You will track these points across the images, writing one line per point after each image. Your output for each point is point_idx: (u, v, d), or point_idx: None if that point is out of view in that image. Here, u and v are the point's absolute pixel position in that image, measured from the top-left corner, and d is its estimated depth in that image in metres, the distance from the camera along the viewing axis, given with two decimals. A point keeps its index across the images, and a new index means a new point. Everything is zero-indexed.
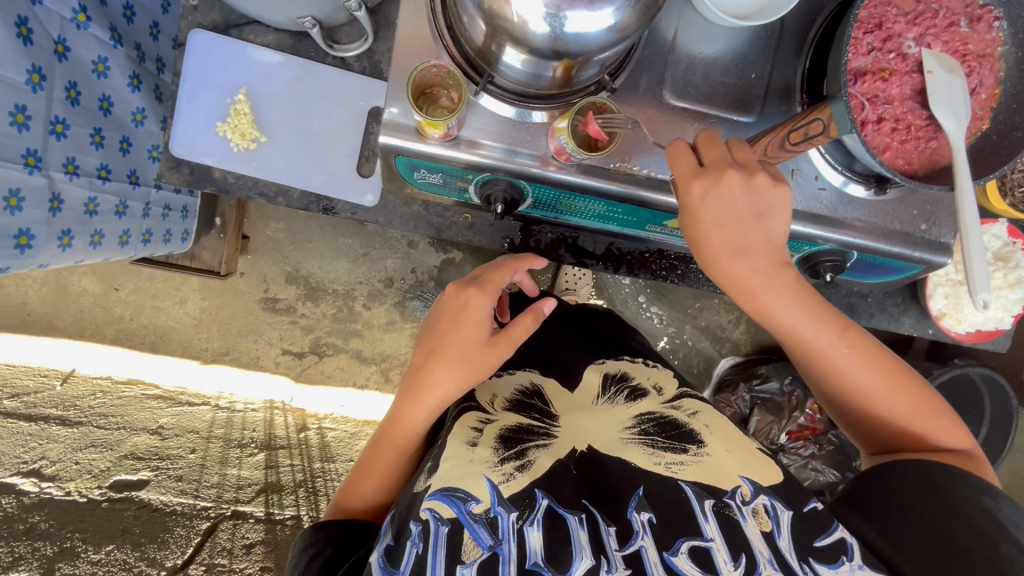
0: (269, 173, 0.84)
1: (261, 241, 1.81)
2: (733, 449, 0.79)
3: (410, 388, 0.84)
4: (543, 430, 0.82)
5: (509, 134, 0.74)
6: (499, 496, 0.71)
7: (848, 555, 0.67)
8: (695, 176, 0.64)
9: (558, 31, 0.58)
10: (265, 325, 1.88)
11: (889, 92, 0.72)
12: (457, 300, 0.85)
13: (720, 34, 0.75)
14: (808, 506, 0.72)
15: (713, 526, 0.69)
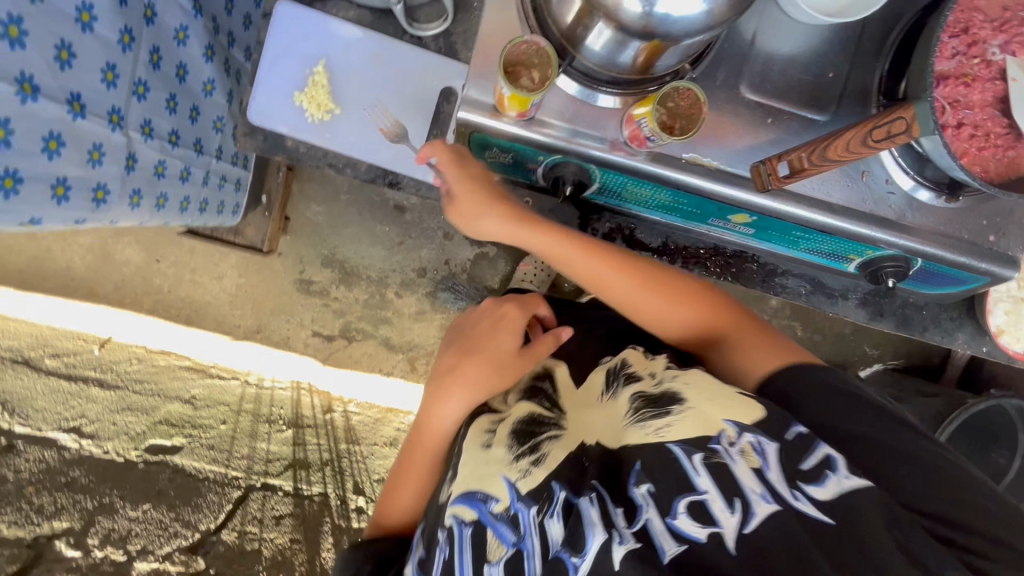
0: (340, 145, 0.85)
1: (301, 223, 1.83)
2: (716, 397, 0.70)
3: (437, 387, 0.86)
4: (553, 421, 0.81)
5: (583, 117, 0.75)
6: (518, 493, 0.71)
7: (832, 467, 0.60)
8: (451, 159, 0.77)
9: (649, 9, 0.59)
10: (298, 306, 1.91)
11: (970, 98, 0.72)
12: (493, 312, 0.93)
13: (800, 32, 0.75)
14: (792, 431, 0.64)
15: (706, 479, 0.62)
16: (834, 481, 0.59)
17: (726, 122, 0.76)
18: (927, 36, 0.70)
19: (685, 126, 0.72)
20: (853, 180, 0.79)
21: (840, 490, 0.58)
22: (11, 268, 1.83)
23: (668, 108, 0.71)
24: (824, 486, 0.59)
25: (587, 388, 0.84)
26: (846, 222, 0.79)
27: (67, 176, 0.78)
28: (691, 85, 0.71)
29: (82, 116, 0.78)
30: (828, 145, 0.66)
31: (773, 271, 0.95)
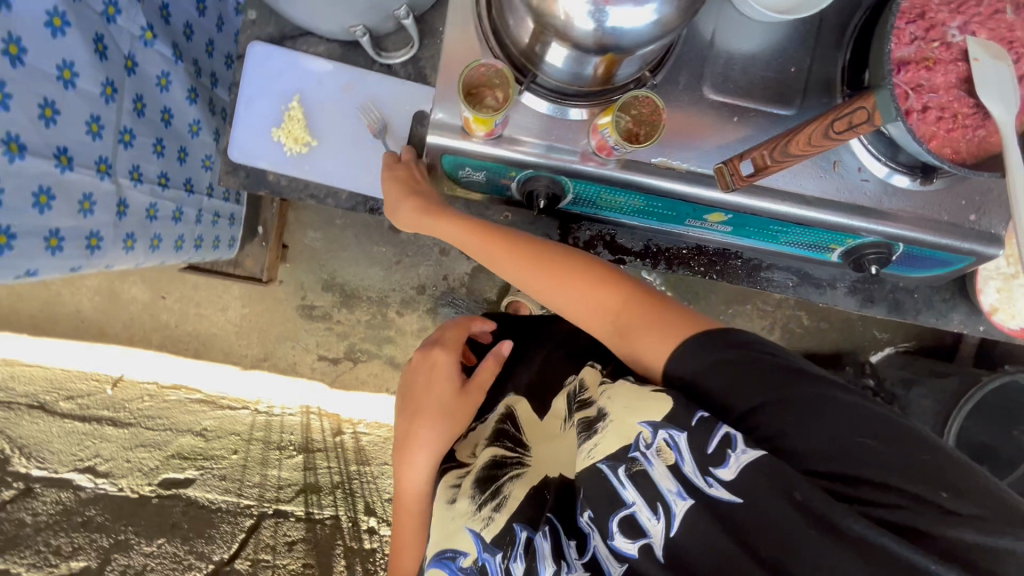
0: (320, 176, 0.87)
1: (299, 250, 1.86)
2: (634, 395, 0.64)
3: (399, 455, 0.91)
4: (516, 460, 0.81)
5: (551, 131, 0.76)
6: (483, 542, 0.73)
7: (732, 446, 0.56)
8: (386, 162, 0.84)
9: (601, 26, 0.60)
10: (302, 331, 1.94)
11: (933, 81, 0.72)
12: (425, 363, 0.97)
13: (758, 30, 0.76)
14: (696, 415, 0.58)
15: (632, 490, 0.60)
16: (736, 462, 0.55)
17: (693, 123, 0.76)
18: (883, 24, 0.71)
19: (649, 132, 0.74)
20: (825, 171, 0.79)
21: (742, 469, 0.54)
22: (24, 314, 1.89)
23: (632, 115, 0.74)
24: (728, 468, 0.55)
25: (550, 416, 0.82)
26: (821, 213, 0.79)
27: (60, 227, 0.81)
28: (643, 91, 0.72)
29: (70, 169, 0.81)
30: (789, 141, 0.67)
31: (758, 266, 0.95)
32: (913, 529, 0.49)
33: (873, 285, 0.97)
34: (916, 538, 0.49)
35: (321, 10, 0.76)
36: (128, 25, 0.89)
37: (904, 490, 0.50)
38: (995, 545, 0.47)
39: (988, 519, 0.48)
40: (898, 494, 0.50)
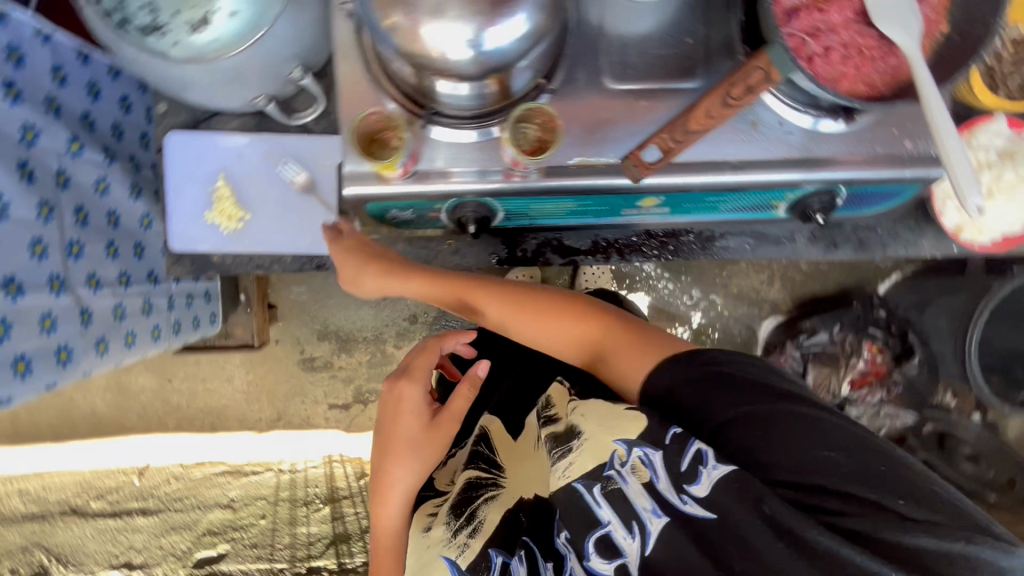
0: (260, 247, 0.89)
1: (287, 306, 1.89)
2: (607, 415, 0.68)
3: (375, 491, 0.90)
4: (493, 482, 0.82)
5: (466, 157, 0.76)
6: (458, 569, 0.74)
7: (703, 462, 0.59)
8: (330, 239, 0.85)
9: (478, 50, 0.61)
10: (309, 384, 1.96)
11: (830, 21, 0.71)
12: (392, 396, 0.92)
13: (646, 10, 0.75)
14: (668, 433, 0.61)
15: (608, 509, 0.62)
16: (705, 475, 0.59)
17: (602, 115, 0.75)
18: None
19: (553, 135, 0.75)
20: (746, 133, 0.78)
21: (713, 485, 0.58)
22: (43, 426, 1.93)
23: (534, 125, 0.75)
24: (700, 484, 0.58)
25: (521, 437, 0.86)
26: (752, 175, 0.78)
27: (26, 351, 0.84)
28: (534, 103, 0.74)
29: (23, 294, 0.84)
30: (690, 116, 0.69)
31: (711, 236, 0.94)
32: (875, 535, 0.53)
33: (834, 230, 0.94)
34: (879, 545, 0.53)
35: (220, 90, 0.78)
36: (51, 143, 0.91)
37: (862, 496, 0.56)
38: (948, 549, 0.52)
39: (939, 522, 0.54)
40: (857, 502, 0.55)
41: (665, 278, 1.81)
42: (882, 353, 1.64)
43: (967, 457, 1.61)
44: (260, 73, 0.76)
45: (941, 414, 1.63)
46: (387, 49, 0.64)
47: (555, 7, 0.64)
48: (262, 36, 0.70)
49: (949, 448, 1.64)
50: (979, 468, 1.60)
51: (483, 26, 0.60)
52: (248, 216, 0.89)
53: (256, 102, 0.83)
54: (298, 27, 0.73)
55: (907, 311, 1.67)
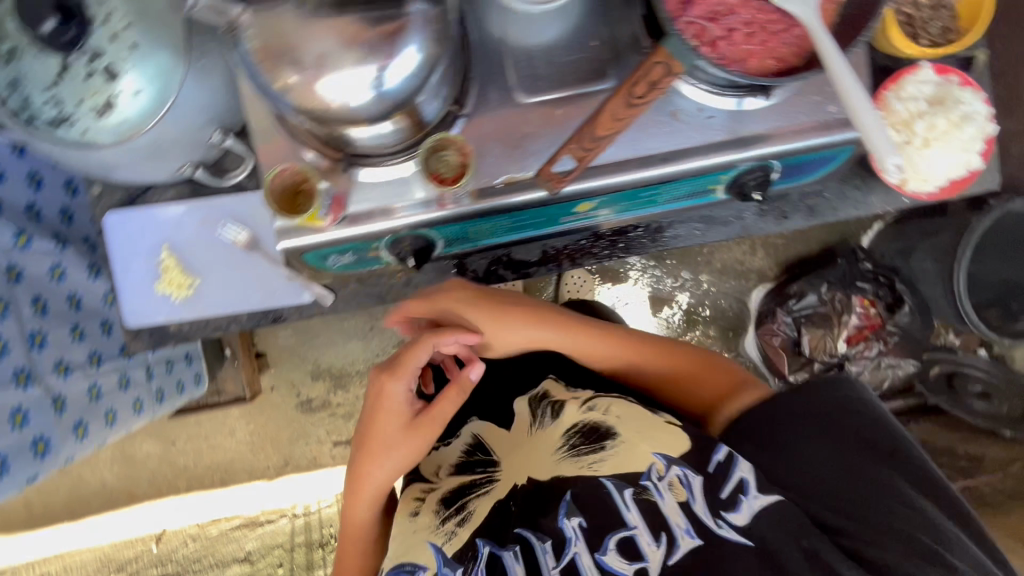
0: (214, 309, 0.89)
1: (277, 352, 1.91)
2: (645, 430, 0.82)
3: (350, 483, 0.89)
4: (486, 478, 0.86)
5: (391, 194, 0.76)
6: (444, 557, 0.78)
7: (743, 492, 0.75)
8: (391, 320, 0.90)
9: (381, 90, 0.60)
10: (310, 426, 1.95)
11: (728, 3, 0.70)
12: (374, 389, 0.86)
13: (547, 19, 0.75)
14: (711, 463, 0.77)
15: (634, 513, 0.74)
16: (744, 504, 0.74)
17: (519, 131, 0.75)
18: None
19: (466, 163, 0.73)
20: (669, 124, 0.77)
21: (752, 514, 0.73)
22: (57, 506, 1.93)
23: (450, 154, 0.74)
24: (739, 512, 0.73)
25: (517, 426, 0.91)
26: (679, 165, 0.77)
27: None
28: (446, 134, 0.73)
29: None
30: (595, 122, 0.70)
31: (659, 230, 0.95)
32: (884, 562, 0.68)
33: (780, 202, 0.94)
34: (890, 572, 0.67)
35: (142, 167, 0.79)
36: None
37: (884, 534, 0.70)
38: None
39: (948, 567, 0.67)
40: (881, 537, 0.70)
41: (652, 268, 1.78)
42: (875, 304, 1.58)
43: (977, 396, 1.52)
44: (179, 142, 0.76)
45: (946, 353, 1.54)
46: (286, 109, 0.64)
47: (447, 39, 0.64)
48: (168, 110, 0.71)
49: (958, 388, 1.56)
50: (994, 406, 1.50)
51: (378, 65, 0.58)
52: (198, 281, 0.89)
53: (182, 171, 0.83)
54: (204, 94, 0.73)
55: (893, 259, 1.60)
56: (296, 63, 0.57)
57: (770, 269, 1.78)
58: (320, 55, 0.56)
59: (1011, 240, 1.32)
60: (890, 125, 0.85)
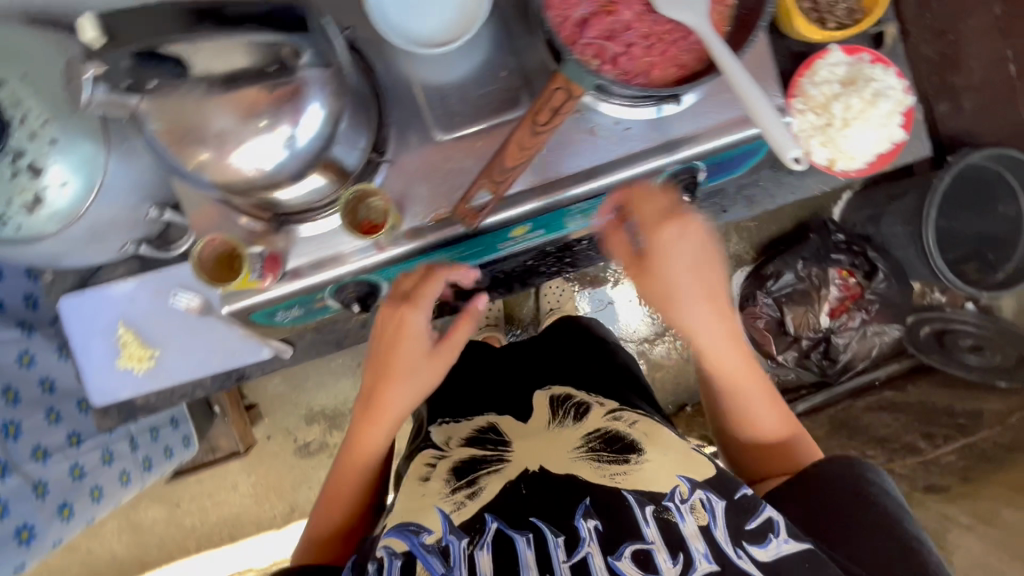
0: (174, 378, 0.92)
1: (268, 400, 1.91)
2: (670, 452, 0.76)
3: (364, 409, 0.82)
4: (497, 456, 0.80)
5: (325, 246, 0.77)
6: (450, 524, 0.72)
7: (774, 530, 0.69)
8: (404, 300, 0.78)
9: (293, 147, 0.62)
10: (312, 470, 1.94)
11: (623, 20, 0.72)
12: (392, 316, 0.79)
13: (454, 57, 0.77)
14: (739, 492, 0.71)
15: (654, 529, 0.68)
16: (773, 543, 0.68)
17: (444, 167, 0.77)
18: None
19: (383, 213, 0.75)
20: (589, 140, 0.79)
21: (778, 553, 0.67)
22: None
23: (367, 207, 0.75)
24: (765, 548, 0.68)
25: (534, 419, 0.86)
26: (605, 178, 0.79)
27: None
28: (365, 185, 0.74)
29: None
30: (504, 154, 0.71)
31: (603, 240, 0.98)
32: None
33: (719, 196, 0.96)
34: None
35: (86, 252, 0.81)
36: None
37: None
38: None
39: None
40: None
41: None
42: (854, 275, 1.53)
43: (970, 351, 1.44)
44: (115, 222, 0.79)
45: (934, 312, 1.48)
46: (205, 185, 0.65)
47: (351, 94, 0.66)
48: (96, 194, 0.74)
49: (949, 344, 1.49)
50: (988, 359, 1.42)
51: (287, 126, 0.60)
52: (158, 351, 0.91)
53: (126, 249, 0.86)
54: (130, 174, 0.76)
55: (865, 227, 1.54)
56: (204, 141, 0.58)
57: (748, 251, 1.72)
58: (221, 131, 0.58)
59: (969, 195, 1.32)
60: (807, 109, 0.87)
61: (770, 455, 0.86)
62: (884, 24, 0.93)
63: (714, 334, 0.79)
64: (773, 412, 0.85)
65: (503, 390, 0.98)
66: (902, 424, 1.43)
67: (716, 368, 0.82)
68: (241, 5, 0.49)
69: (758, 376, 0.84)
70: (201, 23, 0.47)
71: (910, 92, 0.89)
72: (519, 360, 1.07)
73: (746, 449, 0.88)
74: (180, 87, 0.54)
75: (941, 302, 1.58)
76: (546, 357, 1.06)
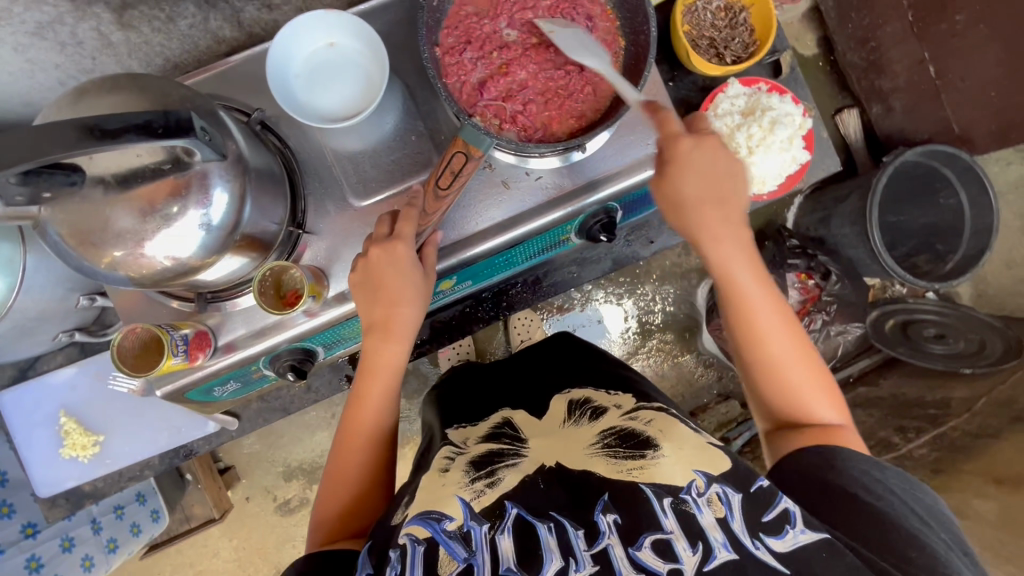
0: (120, 460, 1.00)
1: (245, 460, 1.70)
2: (690, 447, 0.64)
3: (369, 333, 0.75)
4: (512, 451, 0.69)
5: (251, 320, 0.78)
6: (471, 510, 0.61)
7: (791, 521, 0.57)
8: (382, 241, 0.71)
9: (209, 226, 0.63)
10: (293, 527, 1.72)
11: (518, 80, 0.77)
12: (384, 251, 0.70)
13: (363, 128, 0.81)
14: (755, 483, 0.60)
15: (672, 519, 0.57)
16: (790, 535, 0.56)
17: (363, 232, 0.80)
18: (443, 67, 0.76)
19: (298, 290, 0.76)
20: (501, 194, 0.82)
21: (797, 545, 0.55)
22: None
23: (291, 288, 0.76)
24: (782, 539, 0.56)
25: (550, 417, 0.76)
26: (523, 227, 0.81)
27: None
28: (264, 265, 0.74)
29: None
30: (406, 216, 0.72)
31: (536, 281, 1.09)
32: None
33: (643, 229, 1.07)
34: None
35: (18, 344, 0.87)
36: None
37: None
38: None
39: None
40: None
41: (631, 285, 1.56)
42: (812, 278, 1.38)
43: (933, 339, 1.43)
44: (50, 315, 0.86)
45: (897, 304, 1.46)
46: (118, 280, 0.65)
47: (255, 176, 0.69)
48: (18, 290, 0.80)
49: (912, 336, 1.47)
50: (952, 346, 1.41)
51: (197, 209, 0.62)
52: (102, 437, 1.00)
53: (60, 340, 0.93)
54: (51, 269, 0.82)
55: (818, 229, 1.43)
56: (108, 242, 0.60)
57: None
58: (122, 231, 0.60)
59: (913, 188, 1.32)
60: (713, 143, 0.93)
61: (805, 407, 0.70)
62: (778, 53, 0.99)
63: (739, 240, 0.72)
64: (806, 354, 0.72)
65: (504, 394, 0.89)
66: (877, 419, 1.35)
67: (742, 288, 0.71)
68: (124, 117, 0.53)
69: (783, 307, 0.72)
70: (86, 141, 0.50)
71: (804, 113, 0.94)
72: (516, 372, 0.97)
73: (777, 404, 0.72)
74: (79, 191, 0.57)
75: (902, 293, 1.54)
76: (542, 365, 0.96)
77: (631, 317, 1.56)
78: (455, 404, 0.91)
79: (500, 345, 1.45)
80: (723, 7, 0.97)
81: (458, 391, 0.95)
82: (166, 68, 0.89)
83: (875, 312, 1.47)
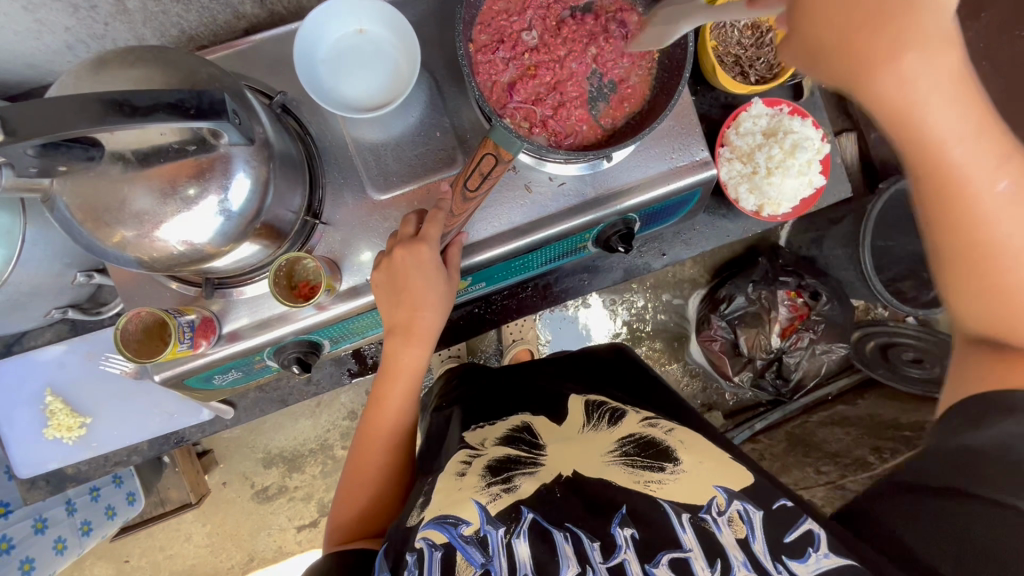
0: (106, 444, 0.99)
1: (224, 445, 1.65)
2: (707, 461, 0.66)
3: (389, 335, 0.74)
4: (528, 457, 0.69)
5: (258, 308, 0.76)
6: (487, 513, 0.61)
7: (813, 544, 0.56)
8: (406, 242, 0.70)
9: (228, 212, 0.60)
10: (270, 514, 1.68)
11: (547, 85, 0.76)
12: (407, 252, 0.69)
13: (386, 119, 0.79)
14: (776, 503, 0.61)
15: (691, 534, 0.57)
16: (812, 558, 0.54)
17: (381, 225, 0.78)
18: (474, 65, 0.74)
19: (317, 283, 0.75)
20: (524, 198, 0.81)
21: (820, 569, 0.53)
22: None
23: (308, 279, 0.75)
24: (804, 563, 0.54)
25: (568, 423, 0.77)
26: (540, 234, 0.81)
27: None
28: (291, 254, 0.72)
29: None
30: (435, 216, 0.71)
31: (546, 286, 1.09)
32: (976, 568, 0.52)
33: (655, 241, 1.07)
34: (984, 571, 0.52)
35: (7, 318, 0.84)
36: None
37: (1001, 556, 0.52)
38: None
39: None
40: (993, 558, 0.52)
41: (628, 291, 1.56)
42: (802, 296, 1.32)
43: (911, 363, 1.41)
44: (41, 289, 0.83)
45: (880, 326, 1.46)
46: (124, 261, 0.62)
47: (278, 160, 0.66)
48: (15, 262, 0.76)
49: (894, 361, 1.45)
50: (928, 370, 1.37)
51: (217, 194, 0.59)
52: (89, 419, 0.99)
53: (51, 316, 0.92)
54: (50, 243, 0.79)
55: (810, 249, 1.44)
56: (122, 221, 0.57)
57: (703, 274, 1.54)
58: (139, 213, 0.57)
59: None
60: (734, 158, 0.96)
61: None
62: (801, 76, 1.00)
63: (944, 104, 0.48)
64: None
65: (518, 395, 0.88)
66: None
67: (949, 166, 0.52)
68: (154, 94, 0.50)
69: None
70: (111, 117, 0.47)
71: (825, 143, 0.97)
72: (526, 374, 0.96)
73: (992, 308, 0.57)
74: (95, 167, 0.54)
75: (884, 316, 1.54)
76: (550, 373, 0.96)
77: (621, 322, 1.57)
78: (465, 401, 0.90)
79: (493, 340, 1.44)
80: (750, 26, 0.98)
81: (465, 393, 0.93)
82: (180, 39, 0.86)
83: (857, 333, 1.49)
